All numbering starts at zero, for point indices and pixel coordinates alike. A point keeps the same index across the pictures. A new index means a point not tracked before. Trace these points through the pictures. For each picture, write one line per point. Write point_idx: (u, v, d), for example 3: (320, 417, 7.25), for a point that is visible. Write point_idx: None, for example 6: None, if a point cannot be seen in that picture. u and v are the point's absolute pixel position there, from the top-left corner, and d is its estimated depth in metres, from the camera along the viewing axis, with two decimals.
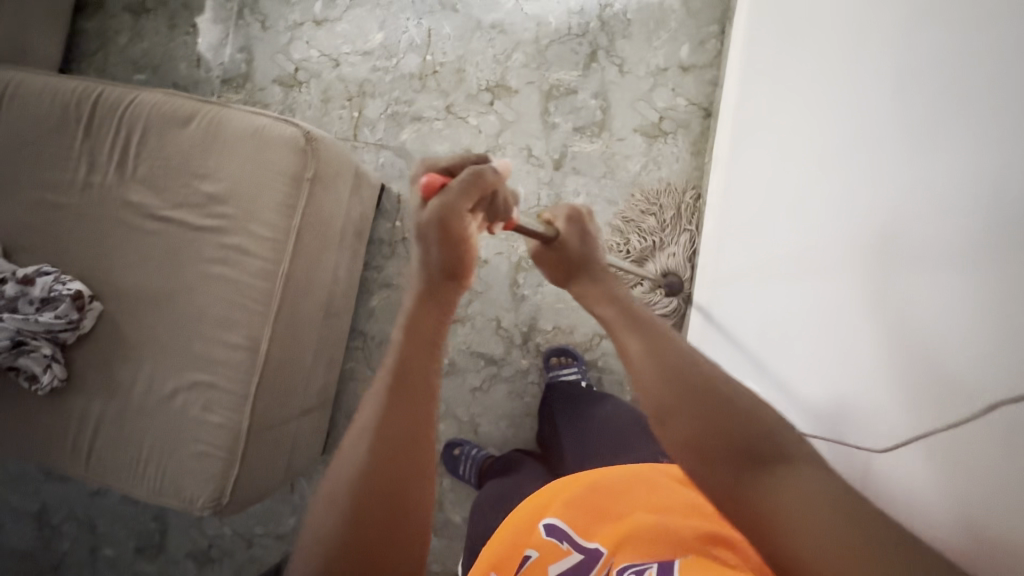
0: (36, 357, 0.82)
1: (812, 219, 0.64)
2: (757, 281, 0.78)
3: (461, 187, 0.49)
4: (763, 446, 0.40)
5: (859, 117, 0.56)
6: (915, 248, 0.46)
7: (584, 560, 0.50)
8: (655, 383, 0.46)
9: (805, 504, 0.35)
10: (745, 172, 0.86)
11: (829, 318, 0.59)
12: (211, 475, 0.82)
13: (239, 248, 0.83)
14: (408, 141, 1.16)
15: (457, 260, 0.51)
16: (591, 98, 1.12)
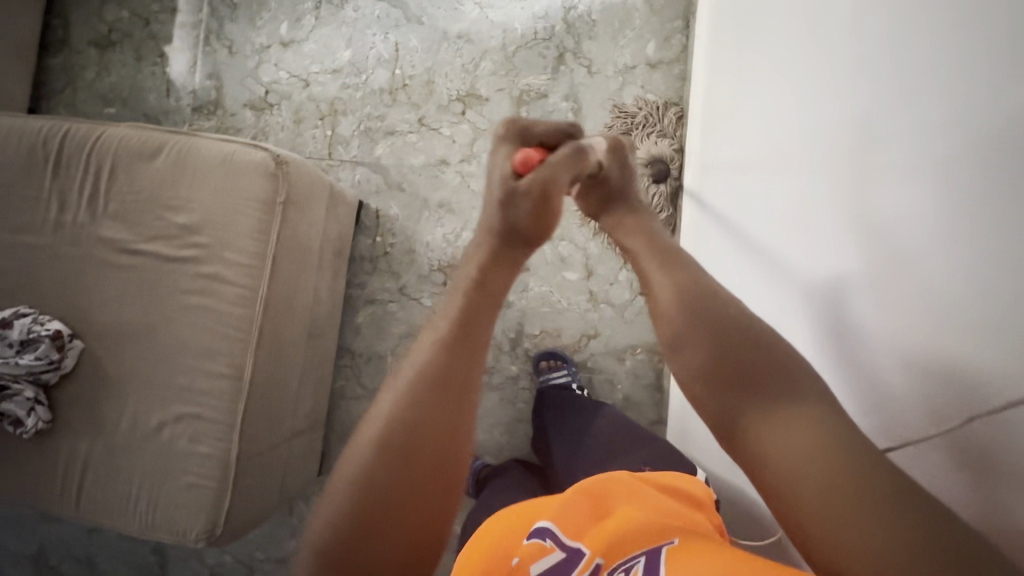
0: (19, 401, 0.81)
1: (803, 163, 0.60)
2: (743, 258, 0.76)
3: (565, 159, 0.51)
4: (777, 380, 0.39)
5: (853, 44, 0.51)
6: (911, 190, 0.43)
7: (569, 554, 0.49)
8: (675, 309, 0.45)
9: (810, 443, 0.36)
10: (730, 121, 0.83)
11: (821, 265, 0.56)
12: (204, 505, 0.81)
13: (216, 277, 0.82)
14: (383, 156, 1.16)
15: (541, 224, 0.51)
16: (562, 100, 1.13)
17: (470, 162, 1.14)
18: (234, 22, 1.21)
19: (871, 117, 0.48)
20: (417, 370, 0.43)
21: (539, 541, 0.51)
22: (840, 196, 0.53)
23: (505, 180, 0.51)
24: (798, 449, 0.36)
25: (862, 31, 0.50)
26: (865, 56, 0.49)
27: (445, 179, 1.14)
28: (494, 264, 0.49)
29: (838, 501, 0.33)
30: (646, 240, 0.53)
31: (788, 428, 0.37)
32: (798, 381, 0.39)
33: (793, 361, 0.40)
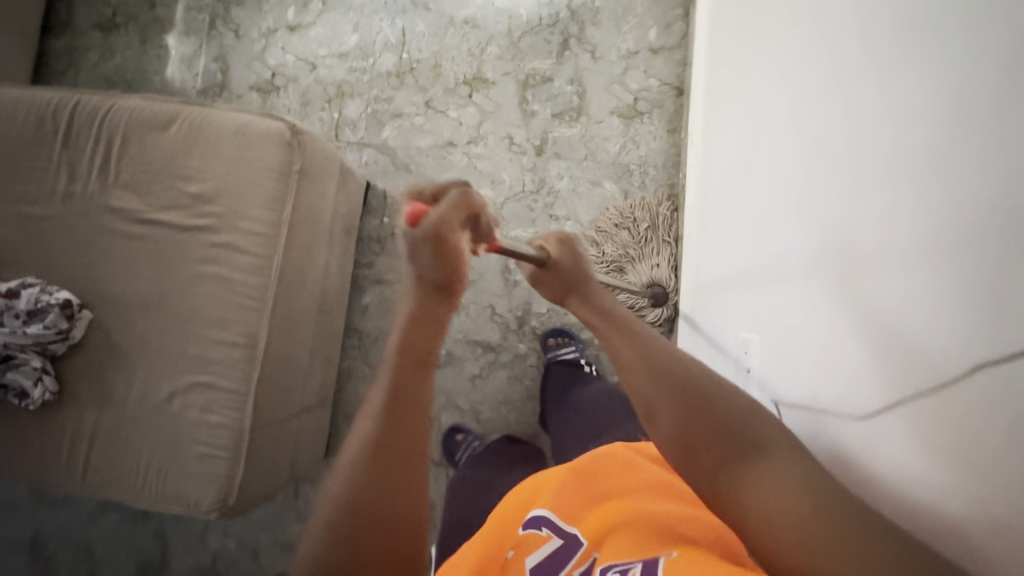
0: (25, 371, 0.80)
1: (795, 223, 0.67)
2: (749, 304, 0.80)
3: (450, 203, 0.49)
4: (739, 442, 0.44)
5: (829, 121, 0.60)
6: (897, 238, 0.49)
7: (565, 545, 0.53)
8: (647, 381, 0.50)
9: (787, 496, 0.40)
10: (725, 177, 0.92)
11: (819, 317, 0.61)
12: (216, 475, 0.81)
13: (229, 245, 0.82)
14: (390, 138, 1.17)
15: (450, 274, 0.50)
16: (567, 84, 1.15)
17: (477, 144, 1.15)
18: (240, 7, 1.22)
19: (861, 174, 0.54)
20: (374, 412, 0.44)
21: (536, 531, 0.54)
22: (836, 247, 0.58)
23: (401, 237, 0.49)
24: (778, 508, 0.40)
25: (848, 98, 0.57)
26: (851, 120, 0.56)
27: (452, 160, 1.16)
28: (417, 321, 0.48)
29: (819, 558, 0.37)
30: (601, 315, 0.60)
31: (765, 485, 0.41)
32: (758, 437, 0.44)
33: (758, 424, 0.45)
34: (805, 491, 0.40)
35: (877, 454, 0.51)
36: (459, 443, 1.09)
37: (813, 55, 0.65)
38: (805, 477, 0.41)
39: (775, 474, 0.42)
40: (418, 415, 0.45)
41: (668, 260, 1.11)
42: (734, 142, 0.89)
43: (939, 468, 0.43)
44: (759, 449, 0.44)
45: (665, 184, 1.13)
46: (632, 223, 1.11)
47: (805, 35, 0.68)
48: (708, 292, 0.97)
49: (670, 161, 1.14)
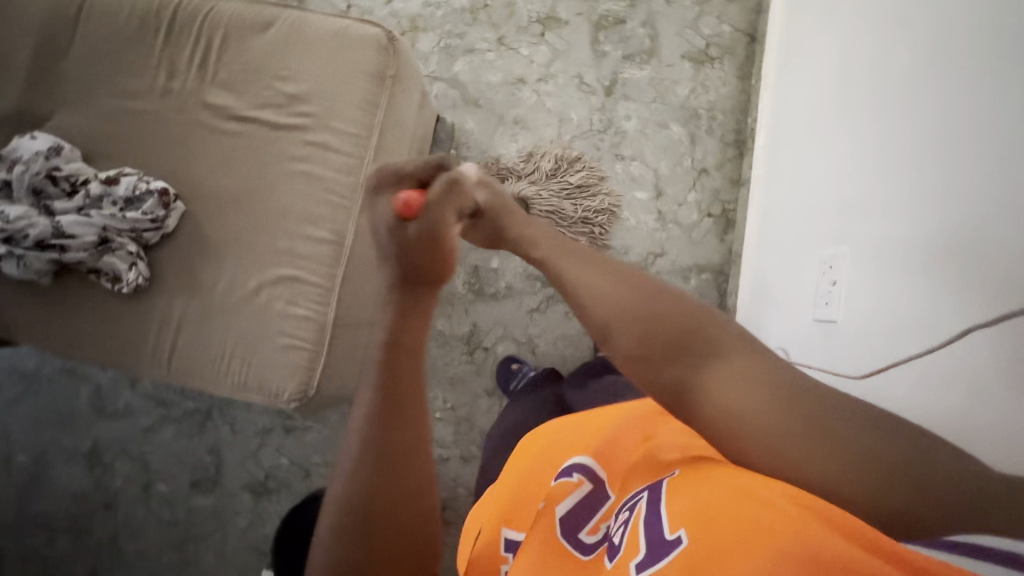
0: (121, 255, 0.83)
1: (868, 205, 0.75)
2: (810, 271, 0.87)
3: (439, 195, 0.50)
4: (699, 348, 0.41)
5: (902, 111, 0.70)
6: (987, 207, 0.57)
7: (594, 493, 0.52)
8: (595, 298, 0.46)
9: (759, 406, 0.37)
10: (780, 166, 1.00)
11: (896, 289, 0.69)
12: (299, 365, 0.83)
13: (323, 144, 0.85)
14: (461, 73, 1.19)
15: (438, 268, 0.52)
16: (639, 27, 1.16)
17: (548, 82, 1.17)
18: None
19: (943, 155, 0.63)
20: (372, 390, 0.49)
21: (568, 477, 0.53)
22: (926, 216, 0.65)
23: (393, 232, 0.51)
24: (749, 408, 0.37)
25: (951, 83, 0.62)
26: (953, 104, 0.62)
27: (521, 97, 1.18)
28: (405, 312, 0.50)
29: (792, 448, 0.35)
30: (544, 237, 0.54)
31: (728, 384, 0.38)
32: (715, 341, 0.41)
33: (706, 325, 0.42)
34: (764, 386, 0.38)
35: (971, 412, 0.56)
36: (515, 372, 1.11)
37: (881, 52, 0.75)
38: (761, 371, 0.39)
39: (735, 375, 0.39)
40: (407, 385, 0.49)
41: (731, 191, 1.14)
42: (790, 133, 0.98)
43: (997, 406, 0.53)
44: (718, 352, 0.41)
45: (731, 130, 1.15)
46: (698, 156, 1.14)
47: (870, 34, 0.78)
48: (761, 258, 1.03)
49: (738, 107, 1.15)
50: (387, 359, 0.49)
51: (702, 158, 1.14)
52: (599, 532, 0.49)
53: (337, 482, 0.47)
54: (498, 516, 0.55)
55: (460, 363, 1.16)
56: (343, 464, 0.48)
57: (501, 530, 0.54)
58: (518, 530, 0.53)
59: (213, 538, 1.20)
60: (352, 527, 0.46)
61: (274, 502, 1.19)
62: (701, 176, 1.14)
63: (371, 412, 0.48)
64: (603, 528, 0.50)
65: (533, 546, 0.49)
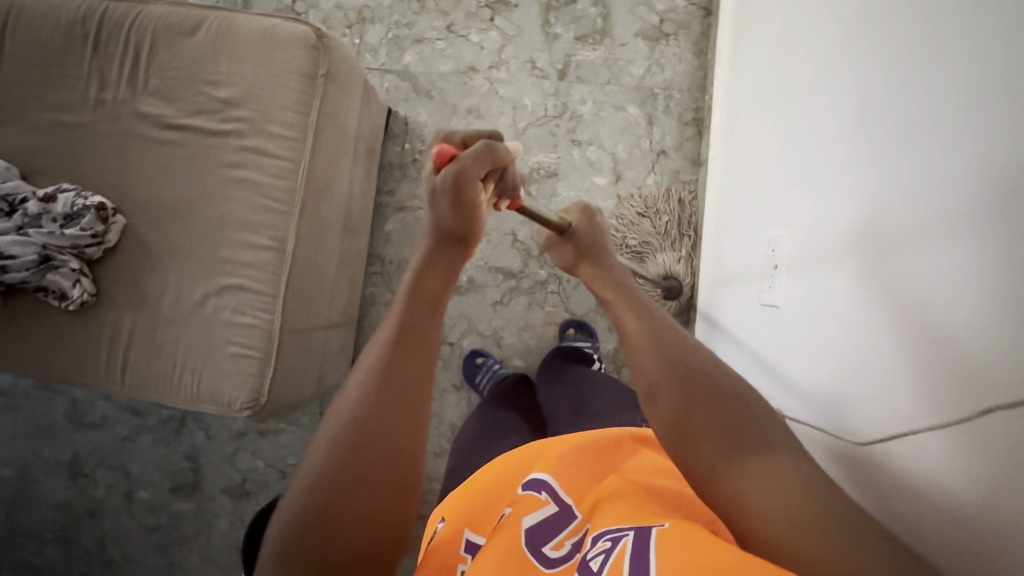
0: (64, 273, 0.82)
1: (812, 205, 0.73)
2: (759, 271, 0.85)
3: (474, 155, 0.49)
4: (746, 433, 0.43)
5: (845, 107, 0.66)
6: (917, 231, 0.54)
7: (560, 512, 0.54)
8: (652, 361, 0.49)
9: (777, 491, 0.39)
10: (738, 156, 0.96)
11: (833, 304, 0.67)
12: (249, 374, 0.83)
13: (258, 150, 0.83)
14: (411, 64, 1.16)
15: (467, 226, 0.52)
16: (591, 6, 1.13)
17: (499, 69, 1.14)
18: None
19: (880, 164, 0.60)
20: (369, 368, 0.45)
21: (535, 494, 0.55)
22: (866, 213, 0.62)
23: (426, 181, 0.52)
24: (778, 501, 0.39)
25: (882, 74, 0.60)
26: (893, 89, 0.58)
27: (474, 86, 1.15)
28: (429, 266, 0.51)
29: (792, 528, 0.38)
30: (620, 291, 0.57)
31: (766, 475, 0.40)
32: (763, 428, 0.43)
33: (760, 413, 0.44)
34: (804, 487, 0.39)
35: (900, 453, 0.55)
36: (480, 367, 1.11)
37: (829, 33, 0.70)
38: (799, 471, 0.40)
39: (776, 465, 0.41)
40: (413, 364, 0.46)
41: (694, 173, 1.12)
42: (748, 121, 0.93)
43: (916, 440, 0.53)
44: (762, 445, 0.42)
45: (689, 109, 1.12)
46: (657, 138, 1.12)
47: (820, 14, 0.73)
48: (719, 246, 1.00)
49: (695, 84, 1.12)
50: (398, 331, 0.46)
51: (661, 139, 1.12)
52: (565, 546, 0.51)
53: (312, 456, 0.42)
54: (461, 521, 0.57)
55: None
56: (323, 435, 0.43)
57: (464, 532, 0.55)
58: (481, 535, 0.55)
59: (196, 542, 1.22)
60: (345, 462, 0.41)
61: (253, 504, 1.20)
62: (660, 157, 1.12)
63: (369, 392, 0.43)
64: (569, 543, 0.51)
65: (497, 547, 0.49)
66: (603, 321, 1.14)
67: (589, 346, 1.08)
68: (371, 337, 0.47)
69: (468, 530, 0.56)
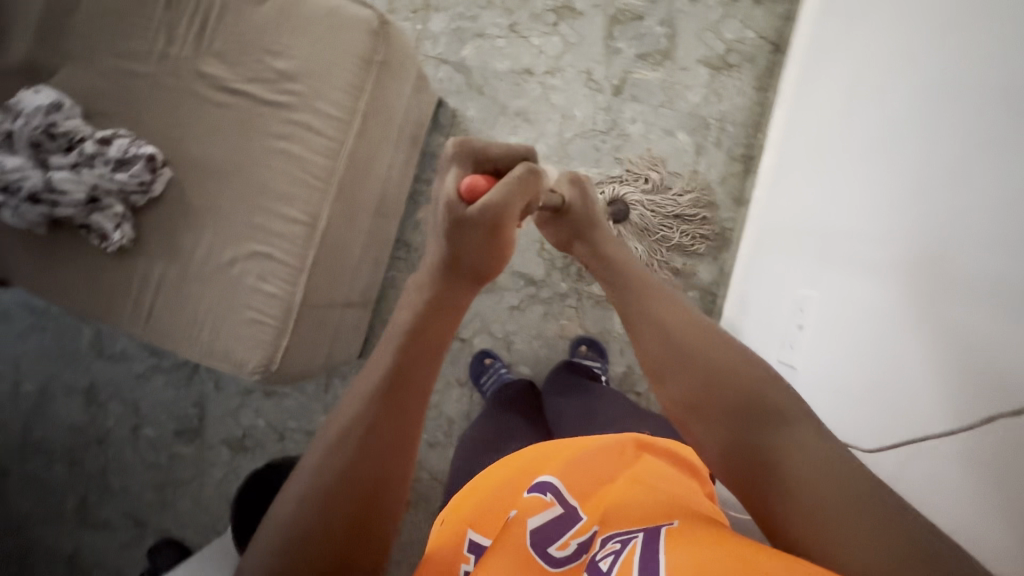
0: (108, 215, 0.86)
1: (853, 229, 0.71)
2: (791, 293, 0.83)
3: (509, 188, 0.51)
4: (753, 407, 0.46)
5: (899, 132, 0.65)
6: (959, 260, 0.52)
7: (565, 514, 0.56)
8: (658, 347, 0.54)
9: (793, 455, 0.42)
10: (787, 178, 0.93)
11: (864, 331, 0.65)
12: (262, 340, 0.85)
13: (305, 125, 0.85)
14: (469, 57, 1.16)
15: (484, 264, 0.55)
16: (658, 25, 1.11)
17: (554, 75, 1.13)
18: None
19: (926, 190, 0.58)
20: (398, 331, 0.51)
21: (540, 495, 0.57)
22: (907, 239, 0.60)
23: (452, 207, 0.52)
24: (801, 485, 0.40)
25: (940, 101, 0.58)
26: (948, 115, 0.57)
27: (527, 88, 1.14)
28: (439, 308, 0.52)
29: (804, 493, 0.40)
30: (630, 275, 0.62)
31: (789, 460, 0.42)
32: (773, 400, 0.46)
33: (772, 385, 0.47)
34: (816, 456, 0.41)
35: (929, 496, 0.52)
36: (487, 367, 1.12)
37: (895, 58, 0.69)
38: (820, 444, 0.42)
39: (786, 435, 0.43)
40: (434, 341, 0.52)
41: (734, 209, 1.09)
42: (802, 142, 0.91)
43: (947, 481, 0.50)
44: (774, 417, 0.45)
45: (741, 144, 1.09)
46: (702, 168, 1.09)
47: (887, 39, 0.72)
48: (753, 268, 0.98)
49: (752, 120, 1.09)
50: (404, 348, 0.50)
51: (706, 171, 1.09)
52: (571, 547, 0.53)
53: (325, 440, 0.47)
54: (466, 520, 0.58)
55: None
56: (315, 453, 0.47)
57: (467, 531, 0.57)
58: (485, 536, 0.57)
59: (190, 485, 1.27)
60: (371, 408, 0.47)
61: (249, 459, 1.24)
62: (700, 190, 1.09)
63: (365, 411, 0.47)
64: (575, 543, 0.53)
65: (504, 551, 0.52)
66: (616, 344, 1.13)
67: (597, 367, 1.07)
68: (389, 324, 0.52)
69: (471, 530, 0.57)
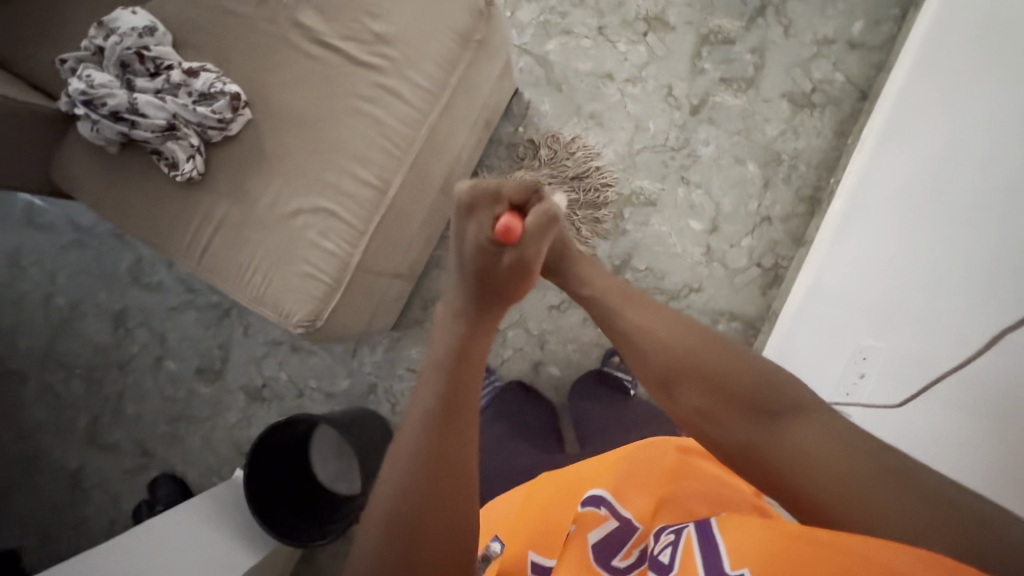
0: (182, 145, 0.87)
1: (921, 272, 0.71)
2: (850, 333, 0.83)
3: (542, 226, 0.59)
4: (768, 406, 0.51)
5: (982, 184, 0.65)
6: None
7: (621, 527, 0.55)
8: (655, 355, 0.58)
9: (812, 442, 0.47)
10: (855, 220, 0.93)
11: (927, 367, 0.65)
12: (313, 296, 0.85)
13: (392, 91, 0.85)
14: (552, 52, 1.16)
15: (517, 288, 0.62)
16: (747, 52, 1.10)
17: (634, 85, 1.13)
18: None
19: (1006, 237, 0.59)
20: (433, 380, 0.53)
21: (595, 509, 0.57)
22: (983, 282, 0.61)
23: (491, 248, 0.58)
24: (825, 458, 0.45)
25: None
26: None
27: (605, 93, 1.14)
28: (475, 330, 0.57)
29: (836, 470, 0.44)
30: (619, 294, 0.66)
31: (806, 446, 0.47)
32: (784, 397, 0.51)
33: (779, 384, 0.52)
34: (836, 437, 0.47)
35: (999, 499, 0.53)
36: (483, 379, 1.12)
37: (978, 114, 0.70)
38: (834, 427, 0.48)
39: (807, 424, 0.49)
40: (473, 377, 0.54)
41: (791, 248, 1.08)
42: (875, 186, 0.91)
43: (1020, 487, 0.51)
44: (787, 409, 0.50)
45: (810, 184, 1.08)
46: (767, 202, 1.09)
47: (973, 95, 0.73)
48: (806, 303, 0.97)
49: (826, 162, 1.07)
50: (448, 392, 0.51)
51: (770, 206, 1.09)
52: (632, 556, 0.52)
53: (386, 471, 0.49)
54: (526, 544, 0.58)
55: None
56: (377, 502, 0.48)
57: (528, 553, 0.57)
58: (548, 557, 0.56)
59: (203, 425, 1.28)
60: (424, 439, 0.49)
61: (264, 410, 1.25)
62: (762, 224, 1.09)
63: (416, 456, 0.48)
64: (636, 553, 0.53)
65: (569, 563, 0.52)
66: None
67: (630, 379, 1.06)
68: (426, 368, 0.55)
69: (532, 551, 0.57)
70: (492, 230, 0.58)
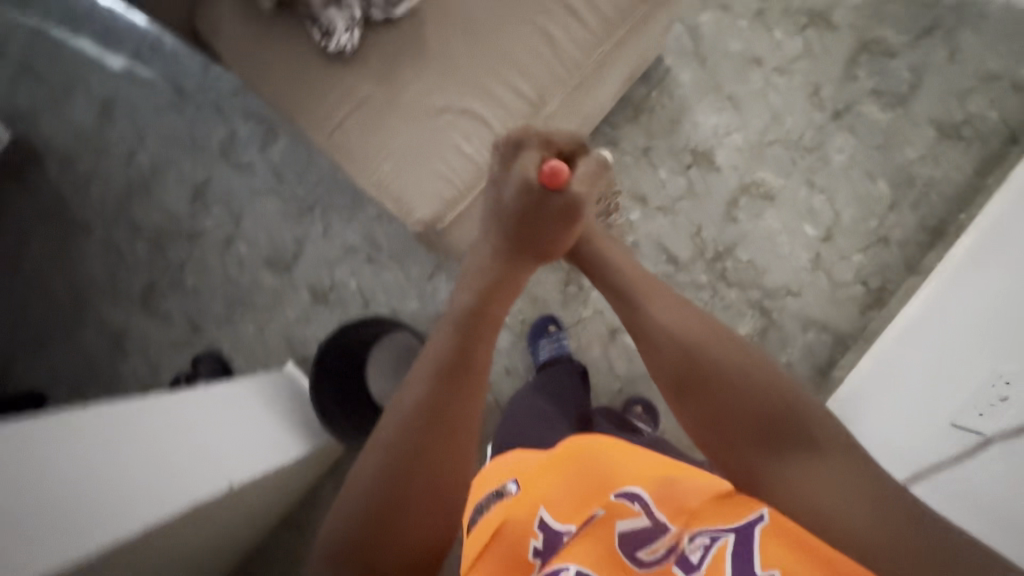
0: (344, 15, 0.84)
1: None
2: (933, 396, 0.79)
3: (587, 174, 0.58)
4: (789, 438, 0.44)
5: None
6: None
7: (651, 525, 0.50)
8: (666, 366, 0.52)
9: (818, 477, 0.41)
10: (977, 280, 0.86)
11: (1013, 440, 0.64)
12: (442, 196, 0.83)
13: (573, 11, 0.83)
14: (705, 25, 1.13)
15: (550, 246, 0.60)
16: (905, 69, 1.07)
17: (782, 75, 1.10)
18: None
19: None
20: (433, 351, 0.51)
21: (627, 503, 0.52)
22: None
23: (533, 189, 0.56)
24: (831, 500, 0.40)
25: None
26: None
27: (749, 78, 1.11)
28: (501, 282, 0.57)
29: (837, 515, 0.39)
30: (643, 282, 0.61)
31: (800, 478, 0.42)
32: (812, 431, 0.44)
33: (801, 411, 0.46)
34: (850, 475, 0.41)
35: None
36: (549, 334, 1.10)
37: None
38: (853, 466, 0.41)
39: (823, 459, 0.42)
40: (470, 353, 0.50)
41: (902, 274, 1.05)
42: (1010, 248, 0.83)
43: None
44: (809, 443, 0.44)
45: (937, 215, 1.05)
46: (887, 223, 1.06)
47: None
48: (899, 345, 0.93)
49: (960, 197, 1.05)
50: (436, 365, 0.49)
51: (891, 227, 1.06)
52: (659, 553, 0.47)
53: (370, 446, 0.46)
54: (541, 499, 0.55)
55: (552, 287, 1.15)
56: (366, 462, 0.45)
57: (540, 509, 0.54)
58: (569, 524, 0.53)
59: (259, 314, 1.26)
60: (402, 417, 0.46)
61: (325, 312, 1.23)
62: (877, 244, 1.06)
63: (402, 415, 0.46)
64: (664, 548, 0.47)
65: (584, 545, 0.48)
66: None
67: None
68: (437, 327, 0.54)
69: (543, 507, 0.54)
70: (536, 175, 0.57)
